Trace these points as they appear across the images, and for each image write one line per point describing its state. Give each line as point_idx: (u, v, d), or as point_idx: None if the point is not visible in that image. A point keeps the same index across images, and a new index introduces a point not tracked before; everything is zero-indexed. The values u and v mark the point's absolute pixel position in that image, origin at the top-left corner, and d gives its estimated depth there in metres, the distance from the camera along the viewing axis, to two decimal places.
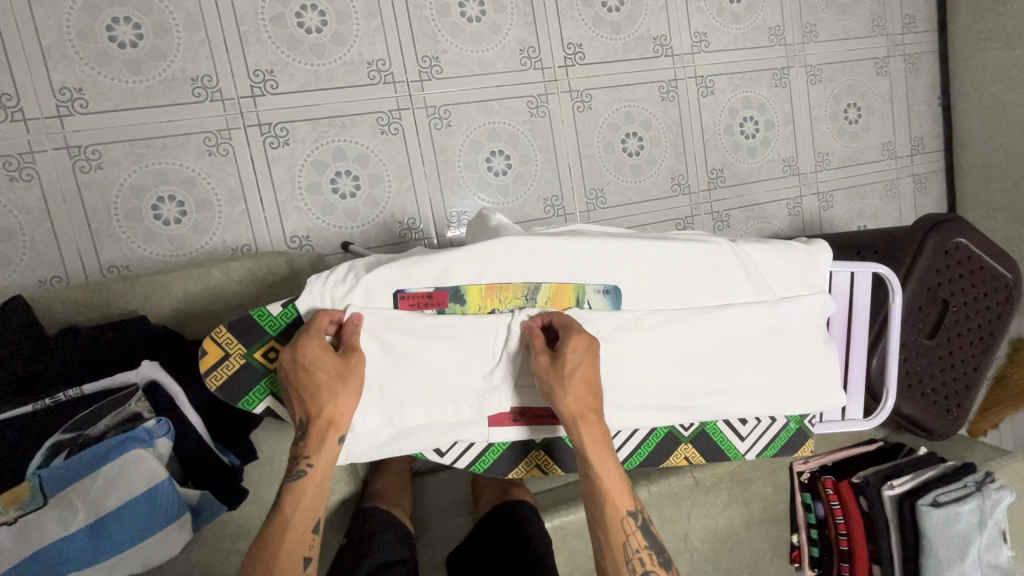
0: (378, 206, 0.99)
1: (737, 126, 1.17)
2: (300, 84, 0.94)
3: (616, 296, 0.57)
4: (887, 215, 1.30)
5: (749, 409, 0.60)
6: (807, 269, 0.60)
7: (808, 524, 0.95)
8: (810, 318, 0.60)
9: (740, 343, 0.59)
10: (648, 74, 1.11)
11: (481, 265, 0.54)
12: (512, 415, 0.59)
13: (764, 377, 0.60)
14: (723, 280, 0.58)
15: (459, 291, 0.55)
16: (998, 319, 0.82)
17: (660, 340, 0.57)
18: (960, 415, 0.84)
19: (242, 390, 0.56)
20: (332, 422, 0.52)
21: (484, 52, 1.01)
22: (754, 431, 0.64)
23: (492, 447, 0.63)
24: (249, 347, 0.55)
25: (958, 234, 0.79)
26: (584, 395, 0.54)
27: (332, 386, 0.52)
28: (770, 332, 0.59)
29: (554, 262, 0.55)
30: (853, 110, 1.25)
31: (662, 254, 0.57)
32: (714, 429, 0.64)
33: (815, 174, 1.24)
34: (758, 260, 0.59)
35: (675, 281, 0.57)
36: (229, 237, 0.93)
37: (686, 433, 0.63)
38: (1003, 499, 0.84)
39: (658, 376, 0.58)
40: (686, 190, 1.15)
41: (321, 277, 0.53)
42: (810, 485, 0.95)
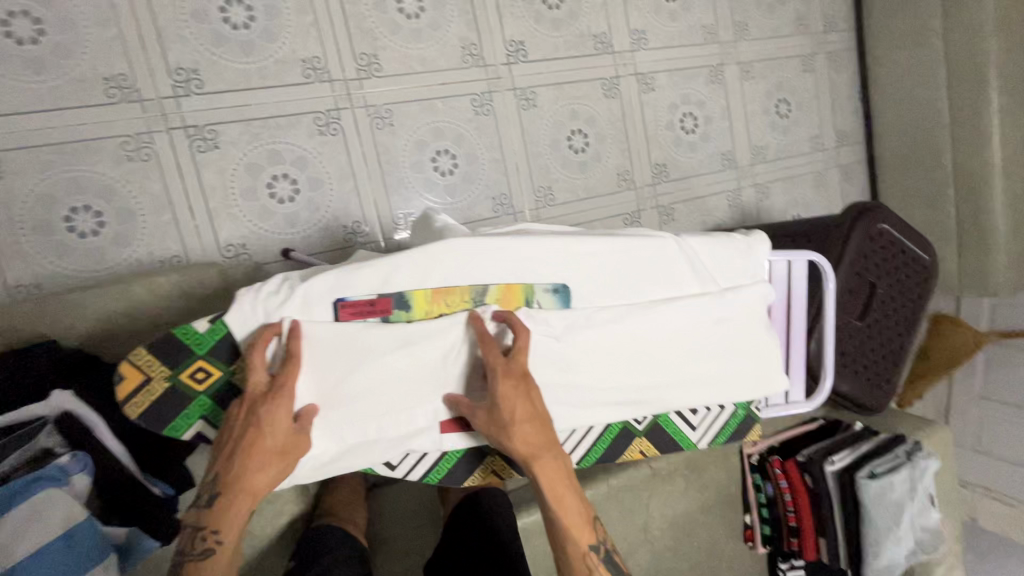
0: (319, 210, 0.95)
1: (678, 121, 1.21)
2: (228, 83, 0.88)
3: (566, 295, 0.56)
4: (817, 204, 1.37)
5: (699, 401, 0.61)
6: (747, 260, 0.62)
7: (760, 505, 0.97)
8: (755, 307, 0.62)
9: (689, 336, 0.60)
10: (589, 72, 1.12)
11: (426, 269, 0.52)
12: (462, 422, 0.57)
13: (714, 368, 0.61)
14: (671, 274, 0.59)
15: (404, 297, 0.53)
16: (918, 299, 0.89)
17: (611, 337, 0.57)
18: (890, 390, 0.89)
19: (167, 416, 0.52)
20: (256, 486, 0.51)
21: (425, 49, 0.99)
22: (704, 422, 0.64)
23: (446, 456, 0.60)
24: (174, 368, 0.51)
25: (881, 220, 0.85)
26: (533, 438, 0.54)
27: (258, 451, 0.50)
28: (719, 324, 0.60)
29: (501, 264, 0.54)
30: (784, 105, 1.31)
31: (611, 251, 0.57)
32: (667, 421, 0.63)
33: (751, 167, 1.29)
34: (702, 253, 0.60)
35: (622, 276, 0.58)
36: (156, 248, 0.86)
37: (640, 427, 0.63)
38: (930, 466, 0.91)
39: (609, 373, 0.58)
40: (631, 185, 1.17)
41: (251, 290, 0.50)
42: (760, 467, 1.00)
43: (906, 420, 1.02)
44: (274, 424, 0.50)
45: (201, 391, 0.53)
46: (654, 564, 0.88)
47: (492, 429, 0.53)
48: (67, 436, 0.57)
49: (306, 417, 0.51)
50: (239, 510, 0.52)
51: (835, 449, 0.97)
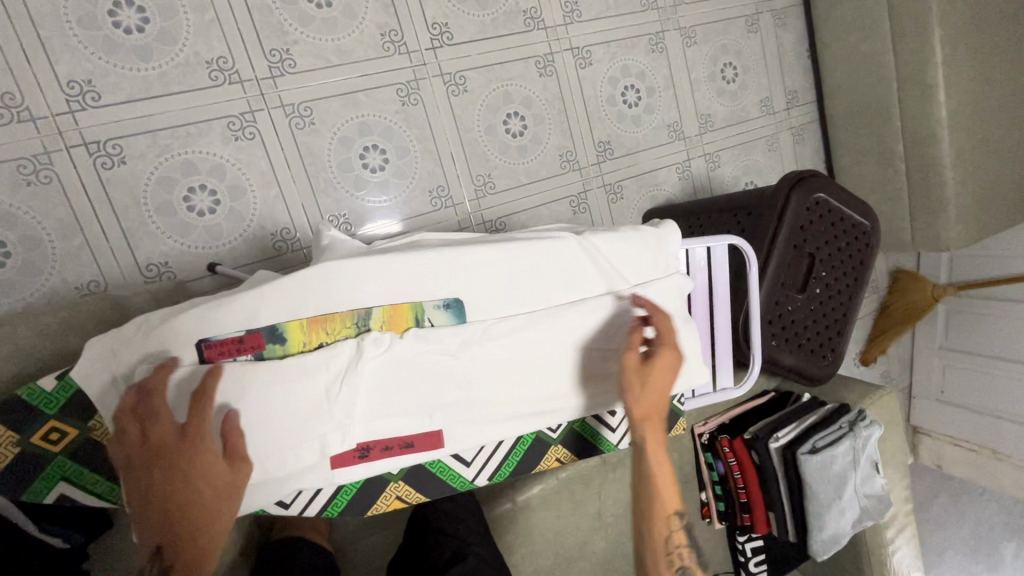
0: (244, 219, 0.91)
1: (619, 95, 1.17)
2: (128, 94, 0.83)
3: (459, 309, 0.56)
4: (769, 170, 1.35)
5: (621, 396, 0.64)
6: (659, 254, 0.63)
7: (714, 482, 1.00)
8: (668, 302, 0.64)
9: (598, 337, 0.62)
10: (521, 50, 1.07)
11: (302, 299, 0.51)
12: (358, 452, 0.56)
13: (633, 363, 0.63)
14: (578, 274, 0.59)
15: (277, 331, 0.51)
16: (861, 267, 0.87)
17: (518, 344, 0.58)
18: (835, 359, 0.88)
19: (24, 479, 0.55)
20: (217, 527, 0.51)
21: (341, 40, 0.94)
22: (621, 420, 0.71)
23: (347, 488, 0.60)
24: (23, 432, 0.53)
25: (817, 190, 0.83)
26: (655, 400, 0.60)
27: (206, 495, 0.50)
28: (632, 320, 0.62)
29: (385, 286, 0.53)
30: (730, 69, 1.27)
31: (508, 258, 0.56)
32: (581, 425, 0.69)
33: (699, 136, 1.26)
34: (610, 251, 0.60)
35: (526, 282, 0.57)
36: (71, 275, 0.82)
37: (554, 435, 0.68)
38: (872, 435, 0.92)
39: (516, 380, 0.59)
40: (575, 165, 1.14)
41: (102, 339, 0.49)
42: (711, 445, 1.01)
43: (857, 385, 1.03)
44: (210, 465, 0.49)
45: (58, 451, 0.55)
46: (610, 549, 0.89)
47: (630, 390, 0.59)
48: None
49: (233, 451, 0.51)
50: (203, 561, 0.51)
51: (781, 424, 0.97)
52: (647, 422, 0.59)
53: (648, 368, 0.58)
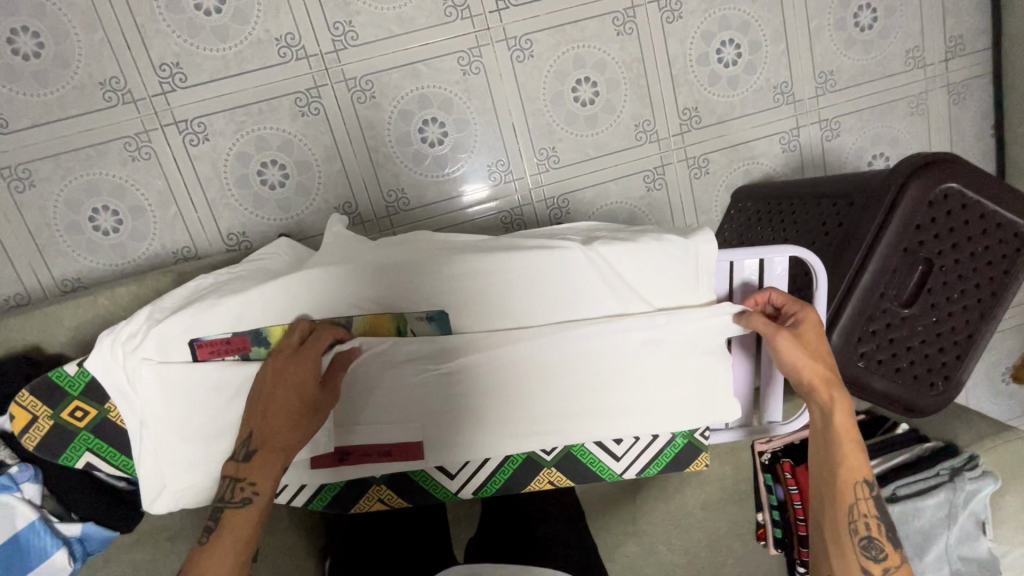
0: (310, 193, 0.95)
1: (714, 53, 1.01)
2: (209, 73, 0.89)
3: (443, 321, 0.56)
4: (910, 139, 1.10)
5: (637, 423, 0.60)
6: (692, 269, 0.56)
7: (771, 506, 0.84)
8: (692, 331, 0.57)
9: (609, 356, 0.58)
10: (597, 6, 0.96)
11: (285, 306, 0.56)
12: (337, 455, 0.60)
13: (650, 391, 0.59)
14: (591, 288, 0.56)
15: (261, 334, 0.57)
16: (1004, 278, 0.68)
17: (523, 355, 0.57)
18: (950, 390, 0.71)
19: (59, 448, 0.65)
20: (294, 439, 0.55)
21: (402, 7, 0.91)
22: (628, 452, 0.63)
23: (329, 485, 0.64)
24: (54, 408, 0.63)
25: (946, 179, 0.65)
26: (828, 365, 0.58)
27: (299, 405, 0.55)
28: (649, 346, 0.57)
29: (366, 297, 0.56)
30: (865, 13, 1.03)
31: (511, 268, 0.55)
32: (581, 451, 0.63)
33: (815, 100, 1.06)
34: (629, 263, 0.55)
35: (535, 291, 0.56)
36: (168, 240, 0.93)
37: (549, 457, 0.63)
38: (981, 489, 0.74)
39: (514, 393, 0.58)
40: (652, 136, 1.02)
41: (110, 335, 0.56)
42: (771, 468, 0.85)
43: (984, 420, 0.84)
44: (310, 378, 0.54)
45: (83, 427, 0.65)
46: (644, 555, 0.85)
47: (793, 362, 0.56)
48: (15, 450, 0.69)
49: (334, 373, 0.56)
50: (276, 466, 0.55)
51: None
52: (833, 386, 0.58)
53: (808, 338, 0.56)
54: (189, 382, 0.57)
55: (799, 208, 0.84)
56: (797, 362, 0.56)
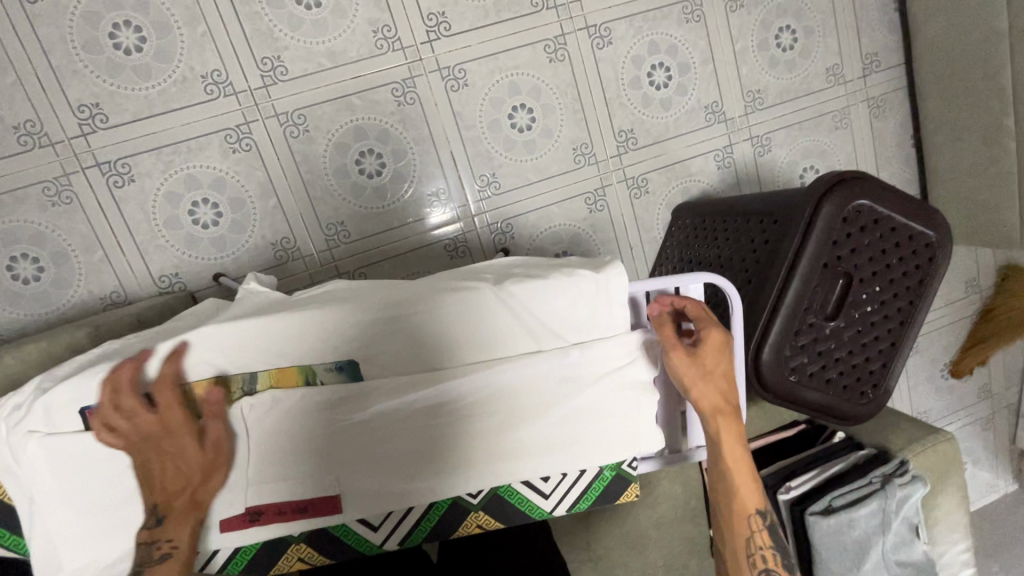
0: (245, 230, 0.93)
1: (646, 76, 1.03)
2: (132, 113, 0.86)
3: (352, 369, 0.55)
4: (837, 151, 1.15)
5: (560, 461, 0.59)
6: (601, 302, 0.57)
7: None
8: (602, 363, 0.58)
9: (534, 395, 0.57)
10: (528, 34, 0.97)
11: (183, 365, 0.53)
12: (249, 516, 0.57)
13: (569, 426, 0.59)
14: (512, 322, 0.56)
15: (160, 395, 0.54)
16: (918, 286, 0.71)
17: (452, 394, 0.56)
18: (879, 397, 0.74)
19: None
20: (188, 481, 0.55)
21: (332, 41, 0.91)
22: (557, 489, 0.62)
23: (241, 549, 0.60)
24: None
25: (855, 196, 0.68)
26: (720, 388, 0.61)
27: (175, 447, 0.54)
28: (567, 381, 0.58)
29: (268, 351, 0.54)
30: (786, 34, 1.08)
31: (432, 312, 0.55)
32: (509, 491, 0.62)
33: (745, 118, 1.09)
34: (546, 299, 0.56)
35: (457, 333, 0.56)
36: (95, 286, 0.89)
37: (475, 501, 0.62)
38: (911, 494, 0.77)
39: (440, 438, 0.57)
40: (591, 159, 1.04)
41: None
42: None
43: (916, 424, 0.87)
44: (173, 420, 0.53)
45: None
46: None
47: (687, 386, 0.60)
48: None
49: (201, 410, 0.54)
50: (181, 513, 0.56)
51: (800, 470, 0.87)
52: (720, 411, 0.61)
53: (704, 358, 0.59)
54: (81, 452, 0.54)
55: (730, 229, 0.87)
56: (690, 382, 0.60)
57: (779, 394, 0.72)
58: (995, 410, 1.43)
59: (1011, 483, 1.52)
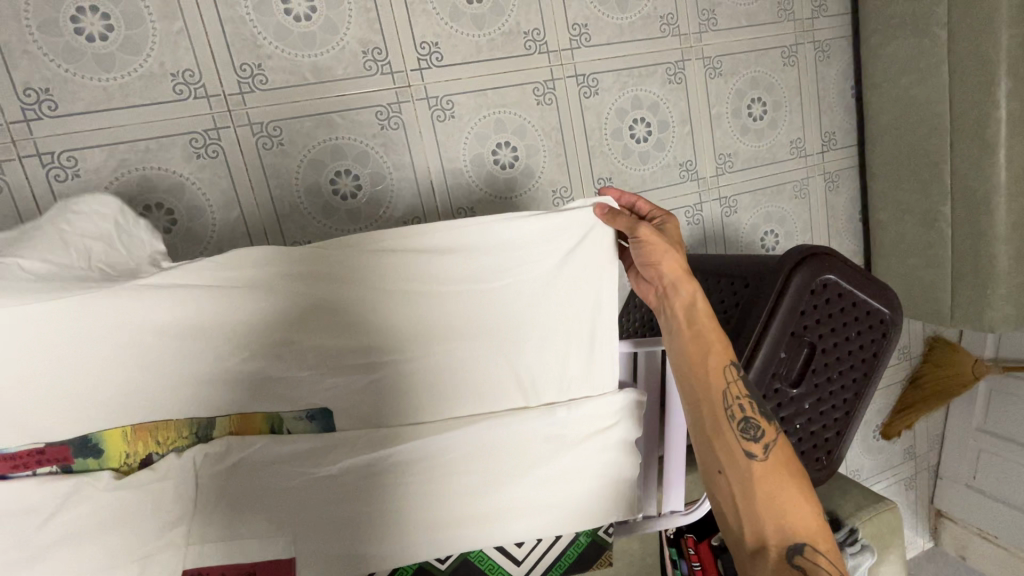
0: (200, 241, 0.86)
1: (627, 129, 1.06)
2: (86, 104, 0.79)
3: (325, 418, 0.61)
4: (795, 219, 1.22)
5: (541, 511, 0.68)
6: (585, 370, 0.68)
7: None
8: (584, 426, 0.68)
9: (520, 454, 0.66)
10: (518, 75, 0.98)
11: (128, 411, 0.55)
12: None
13: (558, 480, 0.68)
14: (491, 380, 0.65)
15: (95, 442, 0.55)
16: (873, 359, 0.75)
17: (423, 451, 0.63)
18: (831, 464, 0.76)
19: None
20: None
21: (318, 56, 0.87)
22: (529, 555, 0.69)
23: None
24: None
25: (824, 271, 0.71)
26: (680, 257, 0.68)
27: None
28: (554, 437, 0.67)
29: (233, 397, 0.58)
30: (758, 106, 1.15)
31: (424, 359, 0.62)
32: (480, 556, 0.68)
33: (715, 178, 1.14)
34: (539, 357, 0.65)
35: (438, 389, 0.63)
36: None
37: (444, 566, 0.67)
38: (861, 563, 0.81)
39: (422, 492, 0.64)
40: (568, 203, 1.05)
41: None
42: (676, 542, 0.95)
43: (858, 491, 0.91)
44: None
45: None
46: None
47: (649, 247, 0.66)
48: None
49: None
50: None
51: None
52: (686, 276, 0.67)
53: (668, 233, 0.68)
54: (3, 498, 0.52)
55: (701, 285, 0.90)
56: (648, 250, 0.66)
57: None
58: (918, 472, 1.52)
59: (927, 541, 1.61)
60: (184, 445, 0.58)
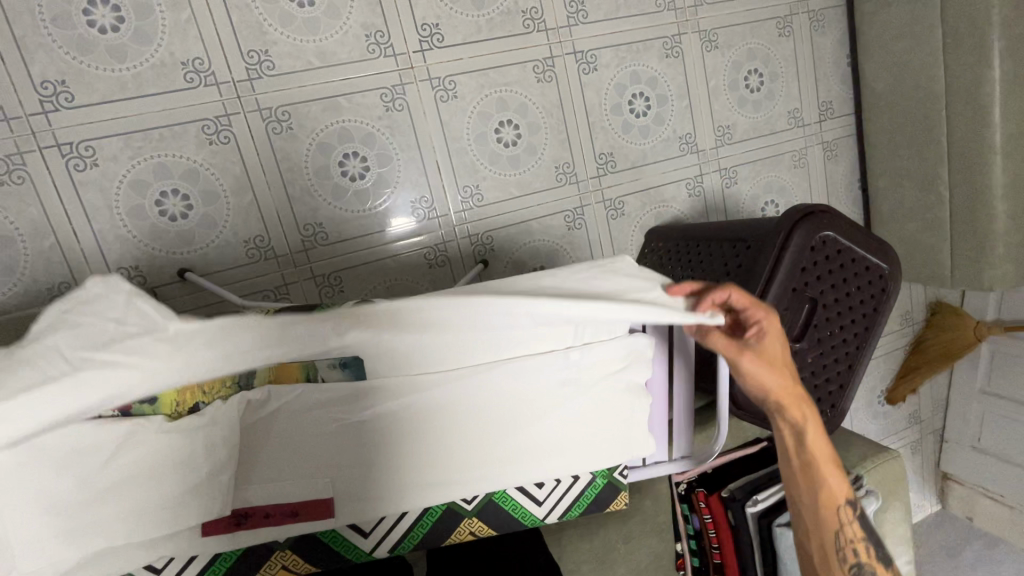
0: (216, 226, 0.89)
1: (627, 104, 1.08)
2: (102, 95, 0.81)
3: (354, 368, 0.57)
4: (795, 188, 1.24)
5: (566, 455, 0.66)
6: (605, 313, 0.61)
7: (688, 535, 1.01)
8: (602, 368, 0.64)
9: (530, 399, 0.62)
10: (518, 53, 1.00)
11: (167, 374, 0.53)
12: (235, 519, 0.57)
13: (583, 423, 0.65)
14: (496, 337, 0.58)
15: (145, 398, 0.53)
16: (873, 314, 0.77)
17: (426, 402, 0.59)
18: (835, 416, 0.79)
19: None
20: None
21: (323, 41, 0.90)
22: (550, 497, 0.68)
23: (220, 558, 0.59)
24: None
25: (823, 228, 0.74)
26: (789, 386, 0.67)
27: None
28: (568, 380, 0.63)
29: None
30: (755, 77, 1.16)
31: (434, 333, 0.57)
32: (504, 498, 0.67)
33: (715, 150, 1.16)
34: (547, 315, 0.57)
35: (435, 344, 0.57)
36: (42, 275, 0.82)
37: (470, 507, 0.66)
38: None
39: (428, 444, 0.61)
40: (571, 178, 1.07)
41: None
42: (687, 497, 1.01)
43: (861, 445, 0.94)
44: None
45: None
46: None
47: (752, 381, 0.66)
48: None
49: None
50: None
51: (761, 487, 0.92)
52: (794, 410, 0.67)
53: (763, 352, 0.65)
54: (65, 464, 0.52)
55: (702, 252, 0.92)
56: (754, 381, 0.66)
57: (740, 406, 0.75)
58: (924, 436, 1.55)
59: (934, 504, 1.65)
60: (216, 395, 0.55)
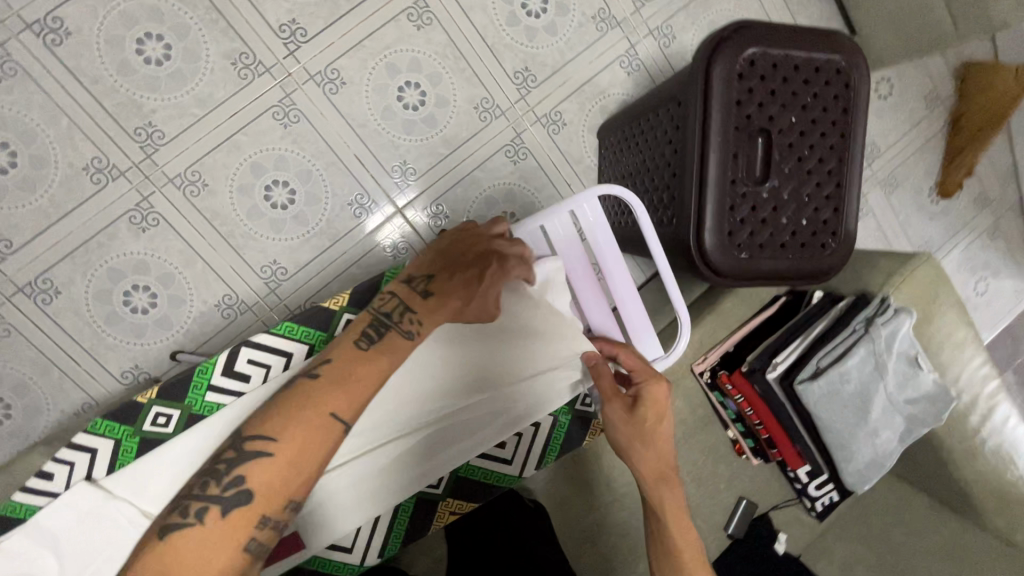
0: (184, 304, 0.92)
1: (521, 8, 0.98)
2: (32, 229, 0.85)
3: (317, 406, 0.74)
4: (744, 14, 1.09)
5: (523, 404, 0.80)
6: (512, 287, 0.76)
7: (733, 419, 1.00)
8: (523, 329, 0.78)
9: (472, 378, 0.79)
10: (387, 9, 0.93)
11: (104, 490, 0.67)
12: None
13: (520, 365, 0.78)
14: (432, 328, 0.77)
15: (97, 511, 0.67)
16: (843, 116, 0.67)
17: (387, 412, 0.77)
18: (841, 243, 0.70)
19: None
20: None
21: (195, 88, 0.88)
22: (516, 453, 0.86)
23: None
24: None
25: (744, 47, 0.63)
26: (658, 453, 0.70)
27: None
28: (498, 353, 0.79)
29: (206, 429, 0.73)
30: None
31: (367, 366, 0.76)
32: (473, 471, 0.85)
33: (637, 14, 1.04)
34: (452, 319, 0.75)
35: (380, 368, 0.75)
36: (65, 405, 0.89)
37: (442, 492, 0.84)
38: (893, 329, 0.87)
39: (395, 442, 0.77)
40: (496, 112, 1.00)
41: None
42: (715, 384, 0.97)
43: None
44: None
45: None
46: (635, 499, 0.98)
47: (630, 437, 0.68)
48: None
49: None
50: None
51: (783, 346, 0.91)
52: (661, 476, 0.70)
53: (643, 411, 0.67)
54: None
55: (644, 129, 0.83)
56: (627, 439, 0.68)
57: (725, 276, 0.68)
58: (1001, 216, 1.36)
59: None
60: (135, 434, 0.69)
